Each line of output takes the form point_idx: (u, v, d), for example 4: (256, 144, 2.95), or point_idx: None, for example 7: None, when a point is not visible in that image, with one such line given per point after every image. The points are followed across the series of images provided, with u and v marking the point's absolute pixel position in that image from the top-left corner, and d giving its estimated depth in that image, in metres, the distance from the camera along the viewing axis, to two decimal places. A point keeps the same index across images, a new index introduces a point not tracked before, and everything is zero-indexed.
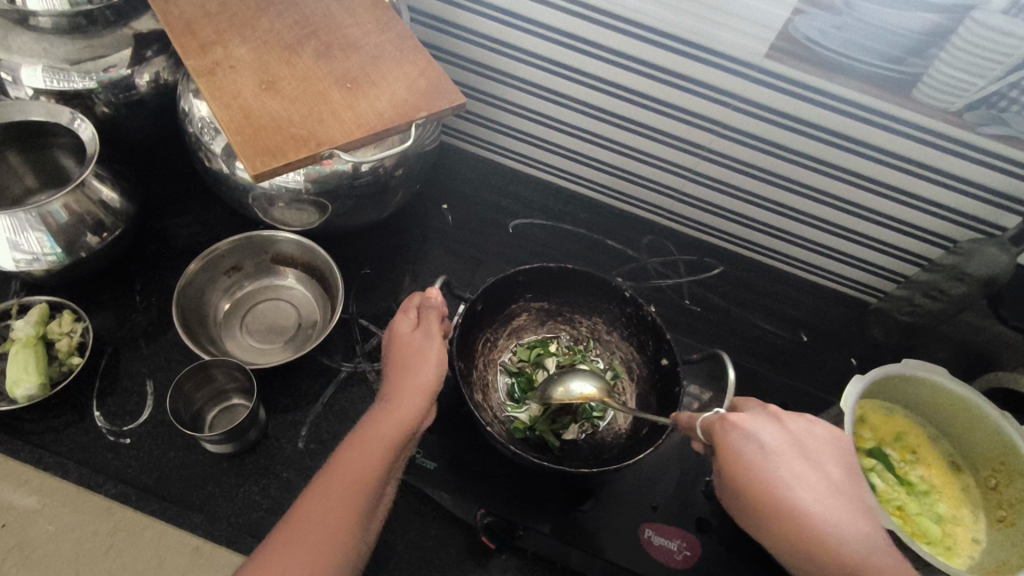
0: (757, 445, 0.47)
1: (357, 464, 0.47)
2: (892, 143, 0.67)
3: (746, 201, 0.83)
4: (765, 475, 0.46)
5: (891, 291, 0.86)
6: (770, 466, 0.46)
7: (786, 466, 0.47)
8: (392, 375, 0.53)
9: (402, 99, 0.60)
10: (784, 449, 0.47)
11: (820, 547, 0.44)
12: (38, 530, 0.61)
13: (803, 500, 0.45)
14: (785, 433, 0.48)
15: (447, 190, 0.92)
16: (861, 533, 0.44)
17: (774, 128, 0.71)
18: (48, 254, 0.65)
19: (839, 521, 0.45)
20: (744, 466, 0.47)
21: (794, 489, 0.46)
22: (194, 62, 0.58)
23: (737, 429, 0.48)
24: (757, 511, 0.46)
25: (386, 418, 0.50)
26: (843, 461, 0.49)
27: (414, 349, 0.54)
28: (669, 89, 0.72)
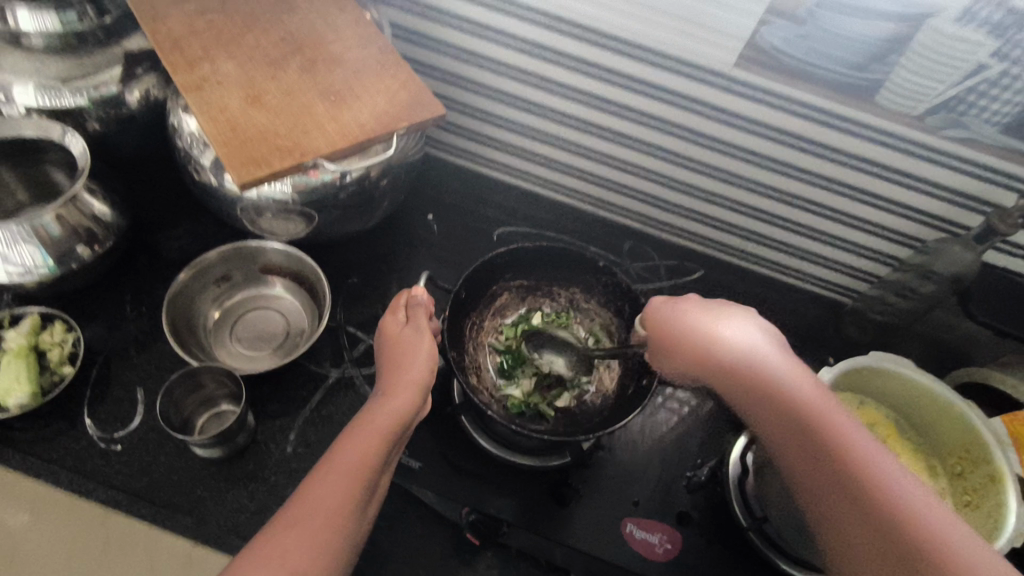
0: (676, 310, 0.54)
1: (358, 453, 0.48)
2: (858, 146, 0.70)
3: (721, 205, 0.86)
4: (680, 333, 0.52)
5: (864, 291, 0.89)
6: (685, 322, 0.53)
7: (699, 316, 0.52)
8: (388, 372, 0.54)
9: (385, 111, 0.62)
10: (698, 309, 0.53)
11: (731, 378, 0.49)
12: (27, 544, 0.60)
13: (714, 341, 0.51)
14: (701, 301, 0.54)
15: (432, 200, 0.94)
16: (762, 355, 0.49)
17: (746, 134, 0.74)
18: (40, 266, 0.67)
19: (744, 351, 0.49)
20: (667, 331, 0.54)
21: (705, 332, 0.51)
22: (183, 78, 0.60)
23: (664, 305, 0.55)
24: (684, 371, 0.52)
25: (382, 409, 0.51)
26: (757, 319, 0.53)
27: (409, 344, 0.56)
28: (646, 98, 0.75)
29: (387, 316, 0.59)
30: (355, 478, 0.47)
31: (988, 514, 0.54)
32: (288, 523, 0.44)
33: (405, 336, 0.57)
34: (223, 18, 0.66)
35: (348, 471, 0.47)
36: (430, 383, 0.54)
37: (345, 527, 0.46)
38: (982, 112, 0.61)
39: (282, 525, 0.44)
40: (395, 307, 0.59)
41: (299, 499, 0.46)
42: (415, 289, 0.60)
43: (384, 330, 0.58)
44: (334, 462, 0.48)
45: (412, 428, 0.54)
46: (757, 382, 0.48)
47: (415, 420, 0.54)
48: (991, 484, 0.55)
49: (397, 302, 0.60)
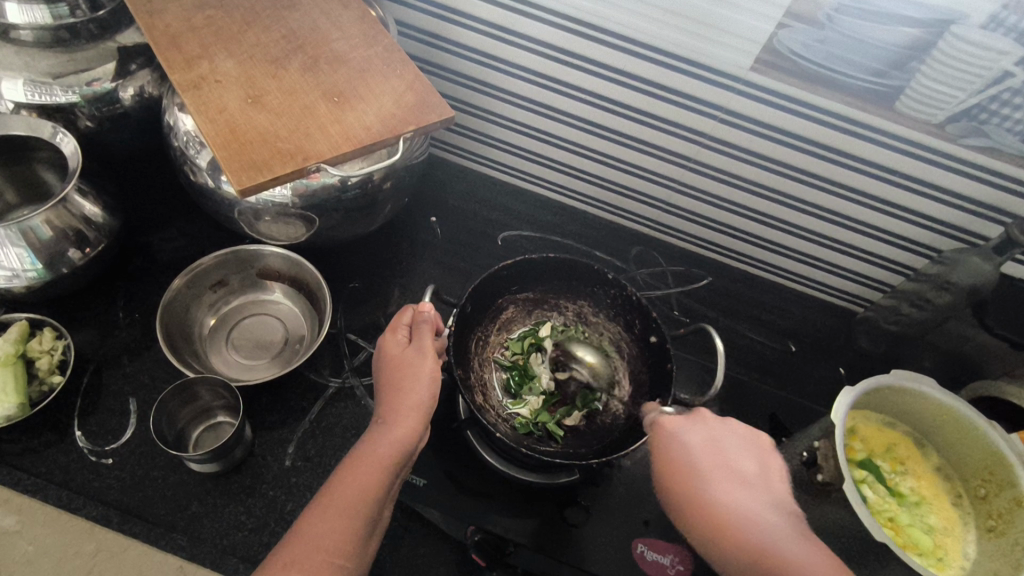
0: (680, 441, 0.51)
1: (352, 491, 0.46)
2: (878, 155, 0.67)
3: (732, 211, 0.84)
4: (682, 468, 0.49)
5: (877, 301, 0.87)
6: (691, 459, 0.49)
7: (706, 457, 0.49)
8: (387, 395, 0.52)
9: (390, 112, 0.59)
10: (706, 445, 0.50)
11: (726, 536, 0.44)
12: (15, 555, 0.59)
13: (720, 491, 0.47)
14: (708, 431, 0.51)
15: (435, 203, 0.92)
16: (763, 520, 0.45)
17: (760, 141, 0.72)
18: (28, 270, 0.64)
19: (749, 507, 0.46)
20: (668, 463, 0.50)
21: (708, 480, 0.48)
22: (179, 77, 0.57)
23: (666, 430, 0.52)
24: (682, 510, 0.48)
25: (380, 440, 0.48)
26: (764, 464, 0.50)
27: (409, 368, 0.53)
28: (657, 102, 0.73)
29: (386, 335, 0.55)
30: (351, 515, 0.45)
31: (1014, 541, 0.52)
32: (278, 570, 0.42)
33: (408, 357, 0.53)
34: (221, 14, 0.63)
35: (344, 505, 0.45)
36: (432, 408, 0.52)
37: (342, 568, 0.43)
38: (1004, 122, 0.59)
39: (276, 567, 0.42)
40: (397, 328, 0.56)
41: (293, 536, 0.44)
42: (422, 303, 0.57)
43: (385, 349, 0.55)
44: (334, 497, 0.46)
45: (415, 454, 0.51)
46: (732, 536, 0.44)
47: (418, 446, 0.51)
48: (1017, 509, 0.53)
49: (398, 322, 0.57)
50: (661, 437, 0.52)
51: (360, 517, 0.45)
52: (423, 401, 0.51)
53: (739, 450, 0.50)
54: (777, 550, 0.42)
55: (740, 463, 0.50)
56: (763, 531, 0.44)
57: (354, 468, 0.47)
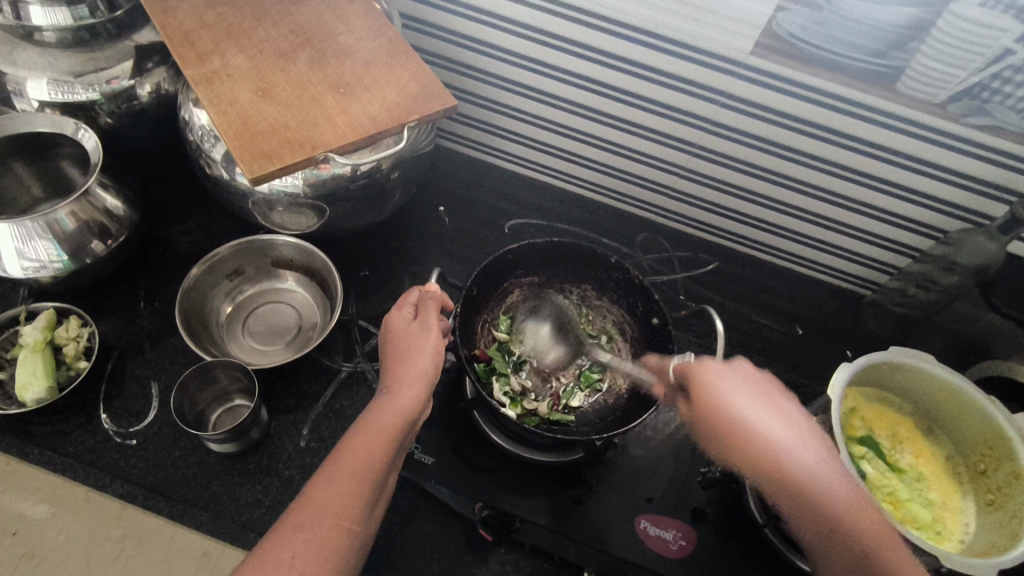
0: (722, 375, 0.51)
1: (359, 456, 0.47)
2: (879, 136, 0.68)
3: (737, 195, 0.84)
4: (727, 412, 0.49)
5: (884, 283, 0.88)
6: (734, 402, 0.49)
7: (743, 398, 0.50)
8: (392, 366, 0.53)
9: (395, 103, 0.61)
10: (743, 386, 0.50)
11: (776, 467, 0.47)
12: (51, 539, 0.63)
13: (762, 423, 0.49)
14: (741, 375, 0.51)
15: (443, 192, 0.94)
16: (805, 452, 0.47)
17: (761, 124, 0.73)
18: (54, 261, 0.67)
19: (792, 449, 0.47)
20: (713, 402, 0.50)
21: (755, 417, 0.49)
22: (193, 72, 0.60)
23: (712, 365, 0.51)
24: (721, 443, 0.49)
25: (385, 409, 0.50)
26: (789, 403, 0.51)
27: (414, 341, 0.54)
28: (661, 88, 0.73)
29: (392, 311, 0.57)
30: (359, 478, 0.47)
31: (1011, 514, 0.52)
32: (291, 531, 0.44)
33: (412, 331, 0.55)
34: (232, 11, 0.65)
35: (351, 473, 0.47)
36: (435, 379, 0.53)
37: (350, 530, 0.45)
38: (1005, 99, 0.60)
39: (288, 529, 0.44)
40: (399, 307, 0.57)
41: (304, 501, 0.45)
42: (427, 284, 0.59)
43: (391, 324, 0.56)
44: (342, 462, 0.47)
45: (418, 422, 0.53)
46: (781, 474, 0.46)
47: (421, 415, 0.53)
48: (1015, 483, 0.53)
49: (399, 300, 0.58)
50: (700, 378, 0.51)
51: (366, 482, 0.47)
52: (423, 375, 0.52)
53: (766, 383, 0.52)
54: (814, 478, 0.46)
55: (772, 399, 0.51)
56: (802, 469, 0.46)
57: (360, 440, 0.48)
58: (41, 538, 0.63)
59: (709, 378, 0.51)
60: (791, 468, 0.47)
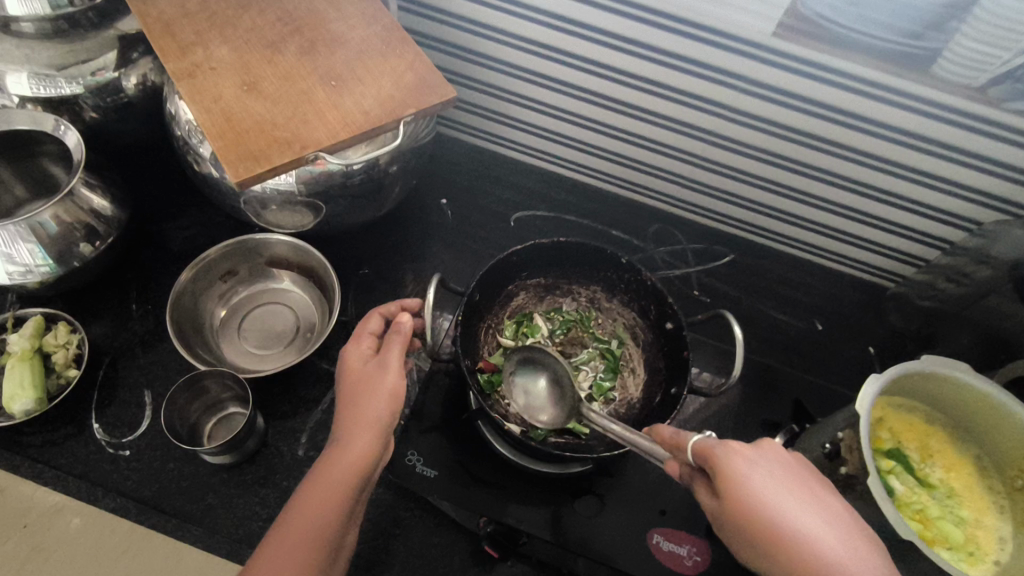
0: (759, 469, 0.42)
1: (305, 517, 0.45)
2: (912, 123, 0.62)
3: (756, 185, 0.80)
4: (762, 503, 0.40)
5: (911, 276, 0.84)
6: (770, 494, 0.41)
7: (780, 491, 0.41)
8: (346, 411, 0.50)
9: (390, 95, 0.57)
10: (779, 478, 0.42)
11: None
12: (60, 529, 0.60)
13: (804, 525, 0.40)
14: (777, 463, 0.43)
15: (446, 183, 0.90)
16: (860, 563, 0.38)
17: (783, 110, 0.68)
18: (40, 265, 0.65)
19: (842, 556, 0.38)
20: (744, 492, 0.41)
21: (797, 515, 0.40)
22: (174, 65, 0.56)
23: (739, 455, 0.43)
24: (768, 553, 0.39)
25: (337, 463, 0.47)
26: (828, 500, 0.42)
27: (370, 382, 0.51)
28: (676, 73, 0.68)
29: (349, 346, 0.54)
30: (305, 542, 0.45)
31: None
32: None
33: (370, 371, 0.52)
34: None
35: (305, 538, 0.45)
36: (392, 422, 0.50)
37: None
38: None
39: None
40: (355, 347, 0.54)
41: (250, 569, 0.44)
42: (401, 315, 0.54)
43: (348, 363, 0.53)
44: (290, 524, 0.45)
45: (379, 468, 0.50)
46: None
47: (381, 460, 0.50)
48: None
49: (362, 335, 0.55)
50: (726, 463, 0.42)
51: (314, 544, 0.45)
52: (377, 423, 0.49)
53: (803, 476, 0.43)
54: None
55: (818, 495, 0.42)
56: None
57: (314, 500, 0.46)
58: (49, 527, 0.60)
59: (738, 464, 0.42)
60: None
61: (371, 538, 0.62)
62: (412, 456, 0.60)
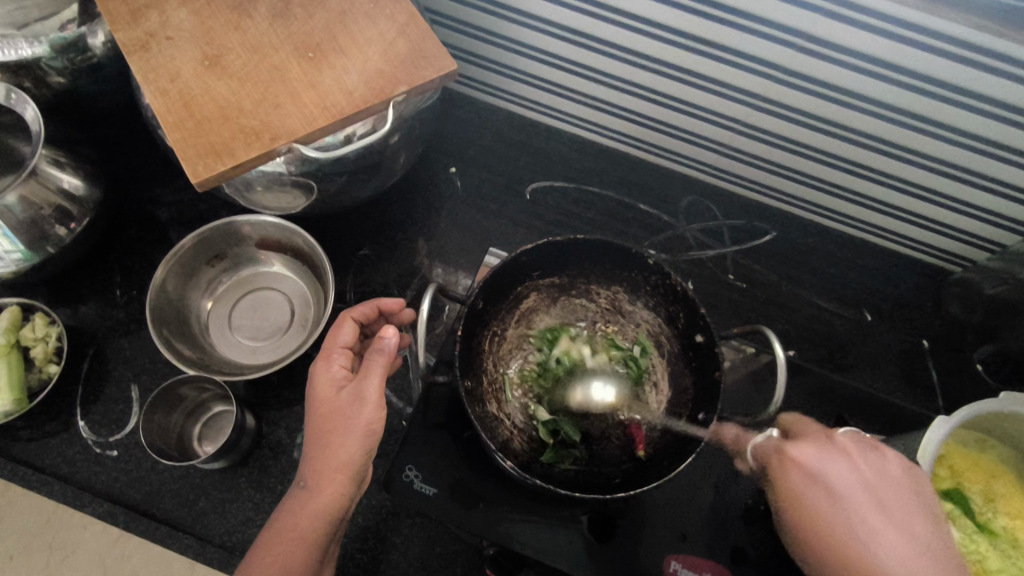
0: (814, 482, 0.42)
1: (273, 560, 0.48)
2: (1009, 93, 0.51)
3: (806, 157, 0.69)
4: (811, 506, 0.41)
5: (981, 261, 0.73)
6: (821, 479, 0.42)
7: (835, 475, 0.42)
8: (314, 450, 0.50)
9: (378, 69, 0.48)
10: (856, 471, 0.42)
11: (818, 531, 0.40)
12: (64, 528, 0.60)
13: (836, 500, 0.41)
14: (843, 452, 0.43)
15: (457, 147, 0.81)
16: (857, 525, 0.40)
17: (850, 74, 0.55)
18: (11, 252, 0.59)
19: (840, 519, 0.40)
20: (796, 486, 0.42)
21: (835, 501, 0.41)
22: (125, 34, 0.47)
23: (797, 468, 0.43)
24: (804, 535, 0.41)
25: (303, 511, 0.49)
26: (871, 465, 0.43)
27: (342, 416, 0.50)
28: (719, 27, 0.56)
29: (320, 366, 0.53)
30: None
31: None
32: None
33: (342, 400, 0.51)
34: None
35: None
36: (362, 462, 0.51)
37: None
38: None
39: None
40: (326, 367, 0.53)
41: None
42: (384, 328, 0.52)
43: (317, 391, 0.52)
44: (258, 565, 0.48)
45: (352, 501, 0.52)
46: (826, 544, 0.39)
47: (354, 491, 0.52)
48: None
49: (335, 352, 0.54)
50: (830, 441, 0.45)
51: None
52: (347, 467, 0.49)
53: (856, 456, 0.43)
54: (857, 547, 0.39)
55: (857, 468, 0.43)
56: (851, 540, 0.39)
57: (280, 538, 0.48)
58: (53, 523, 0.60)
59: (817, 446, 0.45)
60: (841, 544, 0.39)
61: (372, 548, 0.59)
62: (410, 470, 0.56)
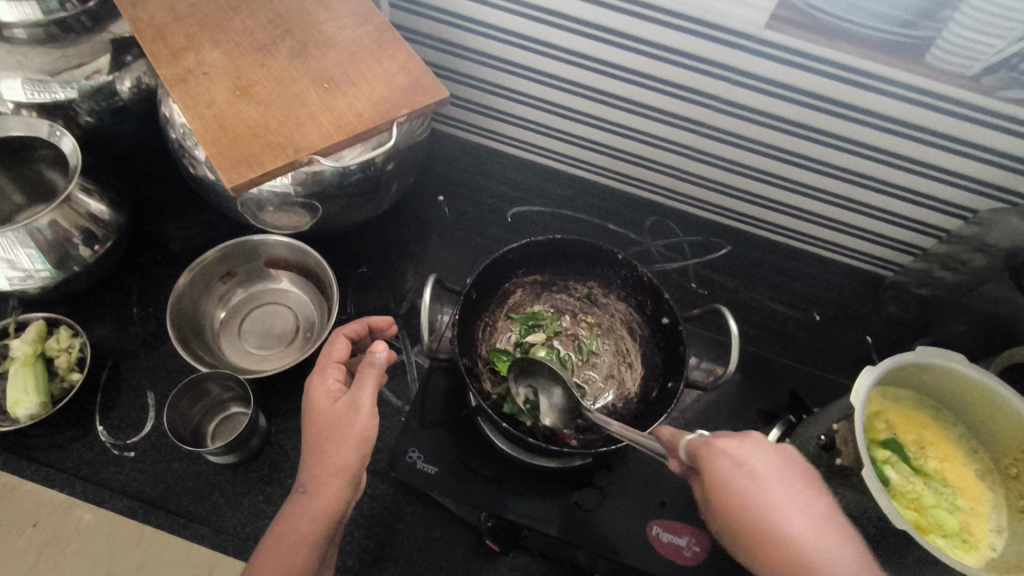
0: (744, 470, 0.42)
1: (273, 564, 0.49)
2: (901, 111, 0.62)
3: (749, 176, 0.80)
4: (749, 500, 0.41)
5: (907, 264, 0.84)
6: (757, 490, 0.41)
7: (769, 487, 0.42)
8: (311, 457, 0.52)
9: (383, 97, 0.57)
10: (772, 474, 0.42)
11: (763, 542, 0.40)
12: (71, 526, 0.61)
13: (787, 523, 0.40)
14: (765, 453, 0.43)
15: (443, 179, 0.90)
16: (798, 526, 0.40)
17: (773, 101, 0.67)
18: (41, 270, 0.65)
19: (809, 544, 0.39)
20: (725, 490, 0.42)
21: (783, 513, 0.40)
22: (167, 70, 0.56)
23: (726, 457, 0.43)
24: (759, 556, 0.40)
25: (301, 514, 0.50)
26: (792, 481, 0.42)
27: (336, 425, 0.52)
28: (665, 65, 0.68)
29: (315, 379, 0.55)
30: None
31: None
32: None
33: (336, 411, 0.53)
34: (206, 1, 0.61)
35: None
36: (358, 469, 0.52)
37: None
38: None
39: None
40: (320, 378, 0.55)
41: None
42: (375, 343, 0.54)
43: (312, 402, 0.54)
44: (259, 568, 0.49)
45: (348, 508, 0.53)
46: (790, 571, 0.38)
47: (350, 498, 0.53)
48: None
49: (328, 364, 0.56)
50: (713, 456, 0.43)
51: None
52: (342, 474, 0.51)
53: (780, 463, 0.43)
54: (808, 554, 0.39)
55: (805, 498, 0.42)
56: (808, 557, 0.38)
57: (281, 541, 0.50)
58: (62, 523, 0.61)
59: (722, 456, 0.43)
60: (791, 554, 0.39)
61: (379, 534, 0.63)
62: (413, 453, 0.61)
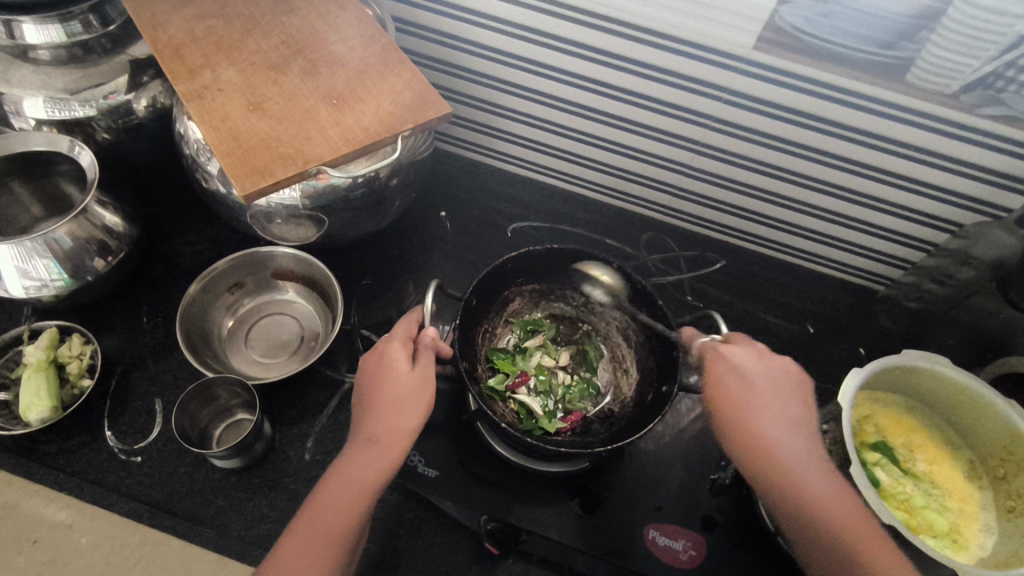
0: (740, 375, 0.54)
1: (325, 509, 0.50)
2: (883, 127, 0.65)
3: (741, 192, 0.83)
4: (733, 396, 0.53)
5: (898, 277, 0.86)
6: (753, 400, 0.53)
7: (763, 395, 0.53)
8: (368, 409, 0.54)
9: (388, 112, 0.60)
10: (767, 387, 0.53)
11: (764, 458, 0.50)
12: (72, 546, 0.63)
13: (770, 432, 0.51)
14: (762, 362, 0.55)
15: (445, 196, 0.93)
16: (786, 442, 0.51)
17: (762, 118, 0.70)
18: (56, 279, 0.67)
19: (773, 438, 0.51)
20: (721, 385, 0.54)
21: (757, 416, 0.52)
22: (184, 87, 0.59)
23: (724, 361, 0.55)
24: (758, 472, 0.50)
25: (350, 467, 0.51)
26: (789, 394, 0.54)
27: (388, 382, 0.54)
28: (657, 85, 0.71)
29: (372, 351, 0.57)
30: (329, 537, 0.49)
31: None
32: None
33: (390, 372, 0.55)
34: (222, 23, 0.64)
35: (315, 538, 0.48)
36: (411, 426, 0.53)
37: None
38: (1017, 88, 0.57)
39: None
40: (382, 344, 0.57)
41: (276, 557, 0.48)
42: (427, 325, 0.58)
43: (365, 366, 0.57)
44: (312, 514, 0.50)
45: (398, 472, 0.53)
46: (767, 463, 0.50)
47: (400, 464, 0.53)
48: None
49: (388, 334, 0.58)
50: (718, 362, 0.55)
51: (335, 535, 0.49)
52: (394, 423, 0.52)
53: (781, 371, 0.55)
54: (798, 473, 0.49)
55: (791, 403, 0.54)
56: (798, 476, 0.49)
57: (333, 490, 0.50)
58: (63, 543, 0.63)
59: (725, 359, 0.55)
60: (781, 465, 0.50)
61: (380, 539, 0.64)
62: (414, 456, 0.63)
